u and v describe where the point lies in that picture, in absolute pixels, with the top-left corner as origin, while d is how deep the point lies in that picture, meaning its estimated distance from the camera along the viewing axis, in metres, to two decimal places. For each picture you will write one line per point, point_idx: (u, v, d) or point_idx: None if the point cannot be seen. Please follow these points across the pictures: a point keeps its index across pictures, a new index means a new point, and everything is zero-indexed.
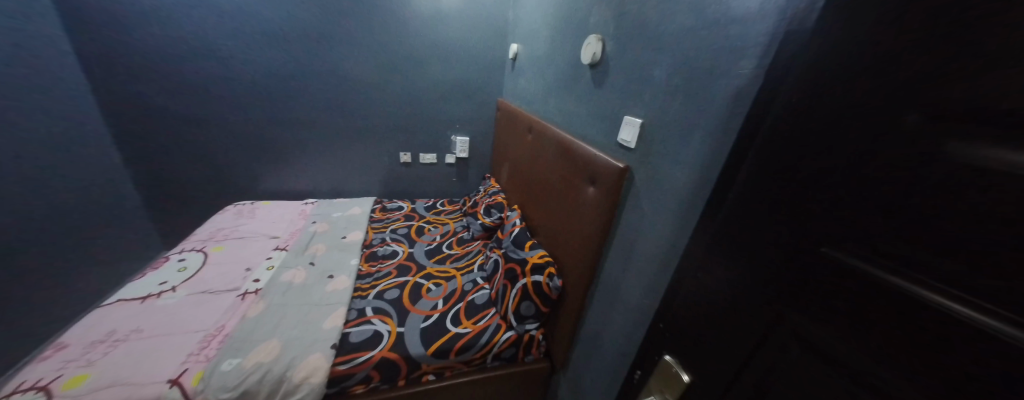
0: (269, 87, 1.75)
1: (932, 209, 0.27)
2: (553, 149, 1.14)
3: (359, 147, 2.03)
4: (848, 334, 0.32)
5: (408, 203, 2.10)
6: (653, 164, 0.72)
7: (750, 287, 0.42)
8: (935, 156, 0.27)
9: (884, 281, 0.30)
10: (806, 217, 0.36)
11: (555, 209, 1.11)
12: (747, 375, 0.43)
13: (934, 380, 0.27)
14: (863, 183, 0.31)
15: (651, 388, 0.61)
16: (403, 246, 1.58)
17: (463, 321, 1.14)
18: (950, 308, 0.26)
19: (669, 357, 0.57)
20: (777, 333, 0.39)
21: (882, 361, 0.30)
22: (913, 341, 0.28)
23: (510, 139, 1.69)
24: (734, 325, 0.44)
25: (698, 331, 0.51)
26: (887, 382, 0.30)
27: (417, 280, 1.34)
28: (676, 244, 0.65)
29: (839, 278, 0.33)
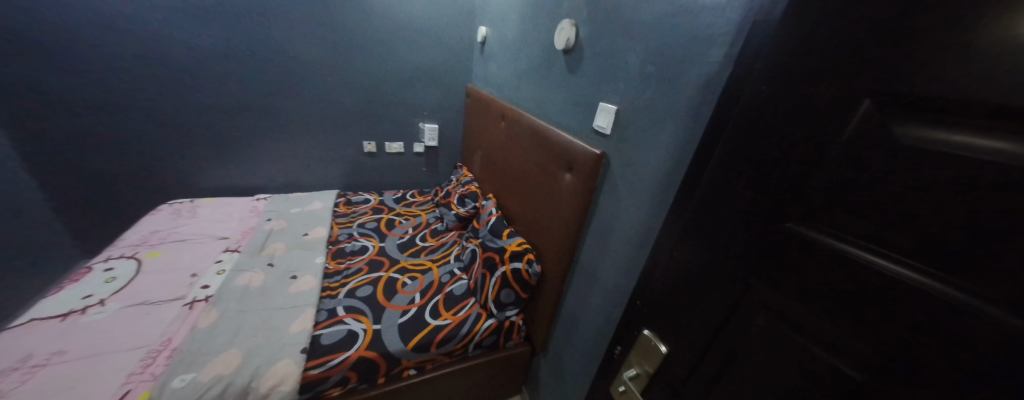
0: (205, 69, 1.53)
1: (886, 185, 0.30)
2: (527, 137, 1.14)
3: (317, 136, 1.87)
4: (810, 300, 0.36)
5: (375, 195, 1.98)
6: (628, 149, 0.74)
7: (722, 263, 0.46)
8: (886, 140, 0.30)
9: (846, 251, 0.33)
10: (774, 196, 0.39)
11: (531, 197, 1.12)
12: (718, 343, 0.47)
13: (884, 338, 0.31)
14: (826, 164, 0.34)
15: (630, 361, 0.64)
16: (373, 241, 1.51)
17: (442, 313, 1.12)
18: (899, 273, 0.30)
19: (647, 331, 0.61)
20: (746, 303, 0.43)
21: (843, 324, 0.33)
22: (867, 303, 0.32)
23: (481, 126, 1.66)
24: (709, 298, 0.48)
25: (674, 305, 0.55)
26: (845, 342, 0.33)
27: (390, 275, 1.29)
28: (649, 226, 0.68)
29: (803, 252, 0.37)
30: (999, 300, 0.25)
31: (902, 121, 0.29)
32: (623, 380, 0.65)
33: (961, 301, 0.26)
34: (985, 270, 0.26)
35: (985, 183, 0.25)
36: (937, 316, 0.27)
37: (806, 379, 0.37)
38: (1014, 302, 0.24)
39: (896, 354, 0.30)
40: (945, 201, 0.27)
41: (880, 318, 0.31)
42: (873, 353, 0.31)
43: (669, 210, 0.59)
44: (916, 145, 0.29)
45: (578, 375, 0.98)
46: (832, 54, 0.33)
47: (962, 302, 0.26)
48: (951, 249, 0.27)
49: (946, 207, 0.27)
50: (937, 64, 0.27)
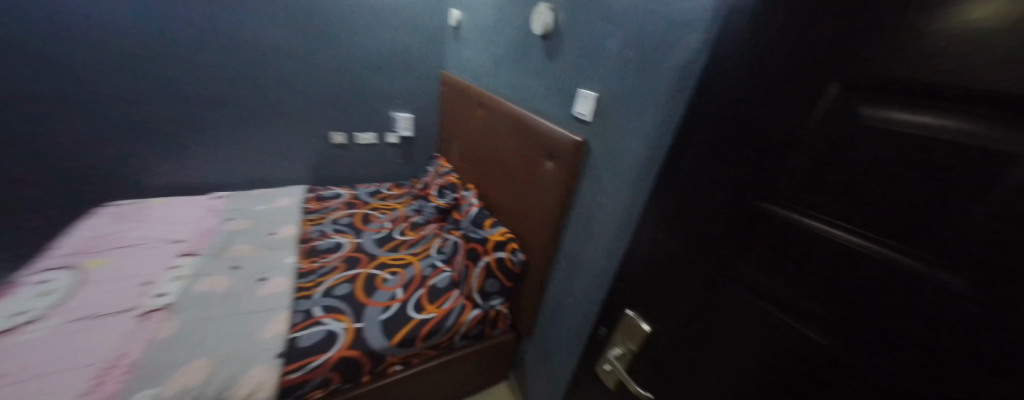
0: (149, 53, 1.39)
1: (853, 164, 0.32)
2: (506, 126, 1.13)
3: (280, 128, 1.74)
4: (780, 273, 0.38)
5: (348, 189, 1.89)
6: (609, 135, 0.75)
7: (702, 243, 0.48)
8: (852, 121, 0.32)
9: (815, 226, 0.35)
10: (750, 178, 0.41)
11: (512, 186, 1.11)
12: (697, 318, 0.49)
13: (843, 306, 0.32)
14: (797, 146, 0.36)
15: (615, 341, 0.67)
16: (349, 237, 1.44)
17: (426, 306, 1.11)
18: (859, 245, 0.31)
19: (631, 311, 0.63)
20: (723, 280, 0.45)
21: (808, 294, 0.35)
22: (832, 276, 0.33)
23: (458, 115, 1.62)
24: (689, 276, 0.50)
25: (656, 285, 0.57)
26: (809, 312, 0.35)
27: (369, 271, 1.25)
28: (631, 211, 0.70)
29: (775, 229, 0.39)
30: (946, 268, 0.26)
31: (869, 102, 0.31)
32: (608, 359, 0.68)
33: (913, 268, 0.28)
34: (934, 240, 0.27)
35: (935, 158, 0.27)
36: (889, 284, 0.29)
37: (775, 348, 0.39)
38: (959, 269, 0.25)
39: (854, 321, 0.32)
40: (904, 176, 0.29)
41: (841, 288, 0.33)
42: (833, 321, 0.33)
43: (650, 195, 0.61)
44: (880, 125, 0.30)
45: (564, 357, 1.00)
46: (807, 40, 0.35)
47: (914, 270, 0.28)
48: (907, 221, 0.28)
49: (904, 182, 0.28)
50: (899, 48, 0.28)
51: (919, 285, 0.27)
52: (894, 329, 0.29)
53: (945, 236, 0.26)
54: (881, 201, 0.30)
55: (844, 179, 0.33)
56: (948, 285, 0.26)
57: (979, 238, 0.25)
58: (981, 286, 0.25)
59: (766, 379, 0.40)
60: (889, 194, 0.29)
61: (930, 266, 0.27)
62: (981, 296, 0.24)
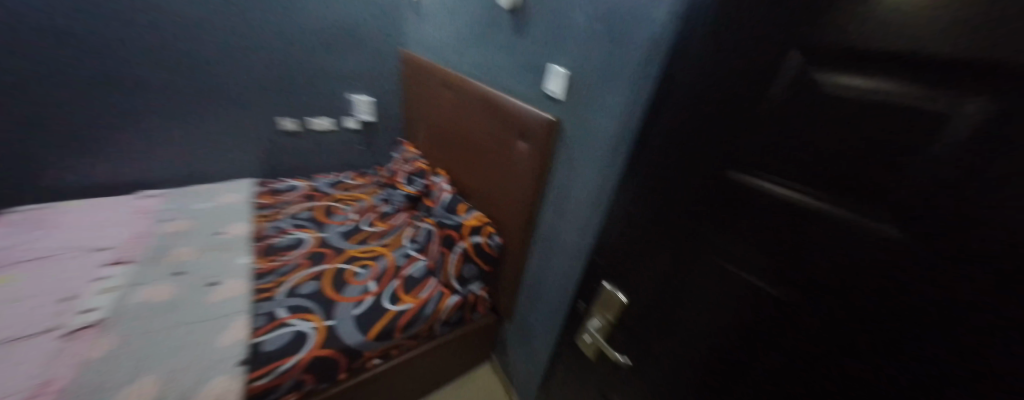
0: (34, 25, 1.15)
1: (809, 130, 0.34)
2: (475, 106, 1.08)
3: (217, 115, 1.54)
4: (747, 238, 0.41)
5: (305, 181, 1.74)
6: (580, 113, 0.75)
7: (674, 213, 0.50)
8: (810, 88, 0.34)
9: (777, 192, 0.38)
10: (717, 148, 0.43)
11: (485, 168, 1.09)
12: (670, 284, 0.52)
13: (801, 264, 0.35)
14: (760, 115, 0.38)
15: (594, 312, 0.69)
16: (310, 232, 1.34)
17: (402, 297, 1.08)
18: (816, 206, 0.34)
19: (608, 284, 0.65)
20: (694, 247, 0.48)
21: (772, 255, 0.38)
22: (793, 236, 0.36)
23: (423, 97, 1.53)
24: (662, 246, 0.53)
25: (632, 257, 0.59)
26: (773, 271, 0.38)
27: (337, 266, 1.17)
28: (604, 187, 0.71)
29: (743, 196, 0.41)
30: (891, 220, 0.29)
31: (823, 69, 0.33)
32: (588, 330, 0.70)
33: (864, 223, 0.31)
34: (881, 196, 0.30)
35: (883, 121, 0.29)
36: (843, 239, 0.32)
37: (743, 307, 0.42)
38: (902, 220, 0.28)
39: (810, 274, 0.35)
40: (855, 139, 0.31)
41: (801, 247, 0.35)
42: (794, 277, 0.36)
43: (623, 171, 0.62)
44: (833, 92, 0.32)
45: (544, 333, 1.03)
46: (769, 9, 0.36)
47: (865, 225, 0.31)
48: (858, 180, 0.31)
49: (857, 145, 0.31)
50: (851, 16, 0.30)
51: (869, 238, 0.30)
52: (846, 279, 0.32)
53: (889, 191, 0.29)
54: (836, 164, 0.32)
55: (802, 145, 0.35)
56: (891, 236, 0.29)
57: (917, 191, 0.27)
58: (919, 234, 0.27)
59: (736, 335, 0.43)
60: (843, 156, 0.32)
61: (878, 220, 0.30)
62: (920, 242, 0.27)
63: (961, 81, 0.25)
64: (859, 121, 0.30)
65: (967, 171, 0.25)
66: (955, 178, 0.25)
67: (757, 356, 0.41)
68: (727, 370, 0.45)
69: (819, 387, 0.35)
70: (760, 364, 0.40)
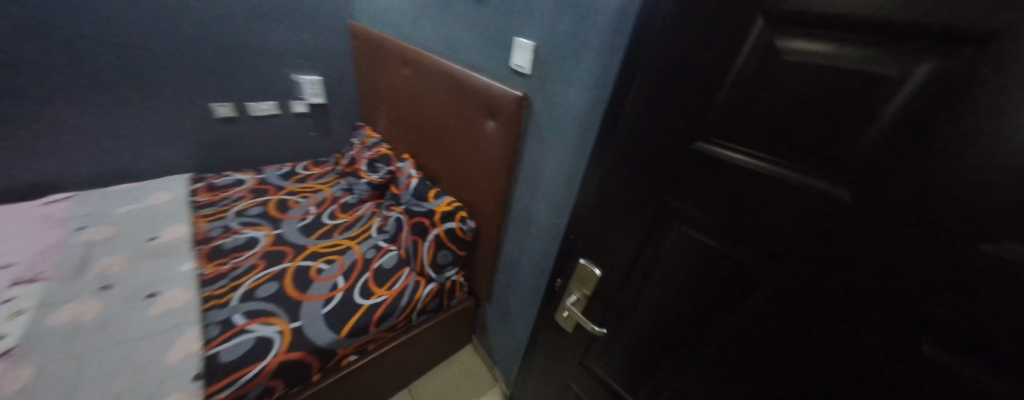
0: None
1: (773, 99, 0.35)
2: (439, 85, 1.02)
3: (130, 101, 1.31)
4: (718, 207, 0.42)
5: (251, 173, 1.57)
6: (550, 88, 0.72)
7: (645, 186, 0.50)
8: (776, 56, 0.34)
9: (744, 161, 0.39)
10: (686, 119, 0.43)
11: (453, 151, 1.04)
12: (644, 255, 0.54)
13: (770, 229, 0.37)
14: (730, 85, 0.38)
15: (571, 288, 0.69)
16: (264, 230, 1.23)
17: (375, 290, 1.03)
18: (779, 172, 0.36)
19: (584, 259, 0.65)
20: (667, 219, 0.49)
21: (742, 223, 0.40)
22: (758, 202, 0.38)
23: (380, 76, 1.41)
24: (635, 219, 0.53)
25: (605, 232, 0.60)
26: (740, 235, 0.41)
27: (299, 264, 1.09)
28: (577, 165, 0.70)
29: (712, 167, 0.42)
30: (848, 182, 0.31)
31: (789, 36, 0.33)
32: (565, 307, 0.71)
33: (822, 187, 0.33)
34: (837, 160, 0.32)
35: (843, 86, 0.30)
36: (802, 202, 0.34)
37: (716, 273, 0.44)
38: (856, 182, 0.31)
39: (773, 237, 0.37)
40: (816, 105, 0.32)
41: (766, 212, 0.38)
42: (760, 240, 0.39)
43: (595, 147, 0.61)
44: (797, 59, 0.33)
45: (523, 312, 1.05)
46: None
47: (823, 190, 0.33)
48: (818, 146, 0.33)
49: (819, 110, 0.32)
50: None
51: (825, 200, 0.33)
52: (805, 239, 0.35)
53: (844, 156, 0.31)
54: (799, 131, 0.34)
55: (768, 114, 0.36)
56: (845, 198, 0.31)
57: (868, 156, 0.30)
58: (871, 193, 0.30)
59: (707, 298, 0.46)
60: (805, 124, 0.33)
61: (835, 183, 0.32)
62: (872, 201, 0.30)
63: (917, 43, 0.26)
64: (821, 87, 0.31)
65: (915, 131, 0.27)
66: (906, 139, 0.27)
67: (727, 314, 0.44)
68: (699, 330, 0.48)
69: (780, 337, 0.39)
70: (728, 321, 0.44)
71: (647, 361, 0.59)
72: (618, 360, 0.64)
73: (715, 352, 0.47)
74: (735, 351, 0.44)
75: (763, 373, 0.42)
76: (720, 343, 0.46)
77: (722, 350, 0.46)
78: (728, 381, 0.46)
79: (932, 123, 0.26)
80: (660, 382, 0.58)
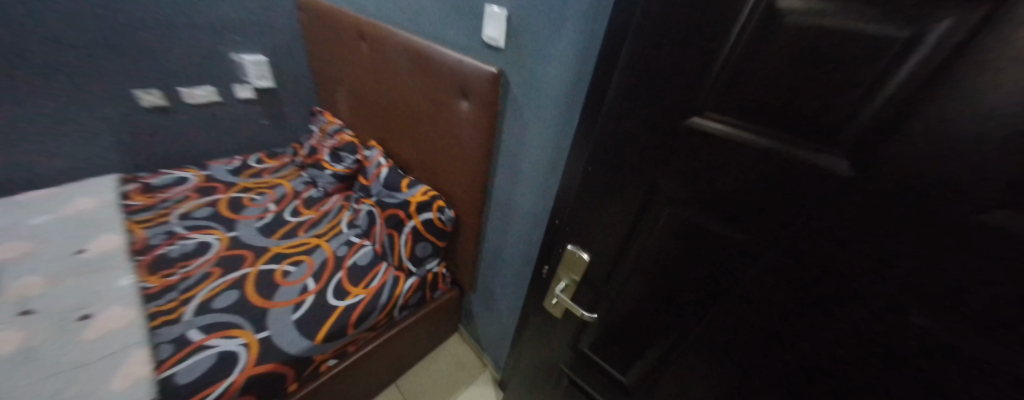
0: None
1: (774, 67, 0.32)
2: (404, 63, 0.92)
3: (20, 91, 1.08)
4: (713, 185, 0.40)
5: (195, 170, 1.39)
6: (527, 63, 0.66)
7: (635, 165, 0.47)
8: (775, 18, 0.30)
9: (738, 135, 0.36)
10: (678, 92, 0.39)
11: (425, 136, 0.96)
12: (635, 238, 0.52)
13: (768, 207, 0.36)
14: (726, 50, 0.34)
15: (559, 276, 0.66)
16: (217, 233, 1.10)
17: (351, 290, 0.96)
18: (776, 147, 0.34)
19: (572, 245, 0.62)
20: (659, 199, 0.46)
21: (739, 202, 0.38)
22: (752, 179, 0.36)
23: (336, 54, 1.26)
24: (625, 201, 0.50)
25: (593, 215, 0.57)
26: (732, 214, 0.39)
27: (262, 268, 0.99)
28: (561, 146, 0.66)
29: (707, 143, 0.39)
30: (848, 154, 0.29)
31: None
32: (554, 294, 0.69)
33: (821, 160, 0.31)
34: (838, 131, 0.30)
35: (853, 50, 0.27)
36: (798, 178, 0.33)
37: (710, 254, 0.43)
38: (858, 154, 0.29)
39: (766, 214, 0.36)
40: (821, 73, 0.29)
41: (759, 189, 0.36)
42: (753, 218, 0.37)
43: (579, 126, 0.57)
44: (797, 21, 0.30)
45: (510, 299, 1.03)
46: None
47: (822, 164, 0.31)
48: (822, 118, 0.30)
49: (824, 77, 0.29)
50: None
51: (824, 175, 0.31)
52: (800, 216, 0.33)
53: (846, 126, 0.29)
54: (799, 101, 0.31)
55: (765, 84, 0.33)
56: (843, 172, 0.30)
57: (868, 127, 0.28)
58: (872, 166, 0.28)
59: (697, 278, 0.45)
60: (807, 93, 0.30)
61: (836, 156, 0.30)
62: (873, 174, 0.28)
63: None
64: (829, 50, 0.28)
65: (928, 96, 0.25)
66: (917, 106, 0.25)
67: (716, 293, 0.44)
68: (688, 309, 0.48)
69: (770, 313, 0.39)
70: (717, 299, 0.44)
71: (636, 341, 0.59)
72: (609, 340, 0.64)
73: (704, 330, 0.47)
74: (724, 329, 0.44)
75: (751, 348, 0.42)
76: (709, 321, 0.46)
77: (711, 328, 0.46)
78: (717, 358, 0.47)
79: (951, 88, 0.23)
80: (650, 359, 0.58)
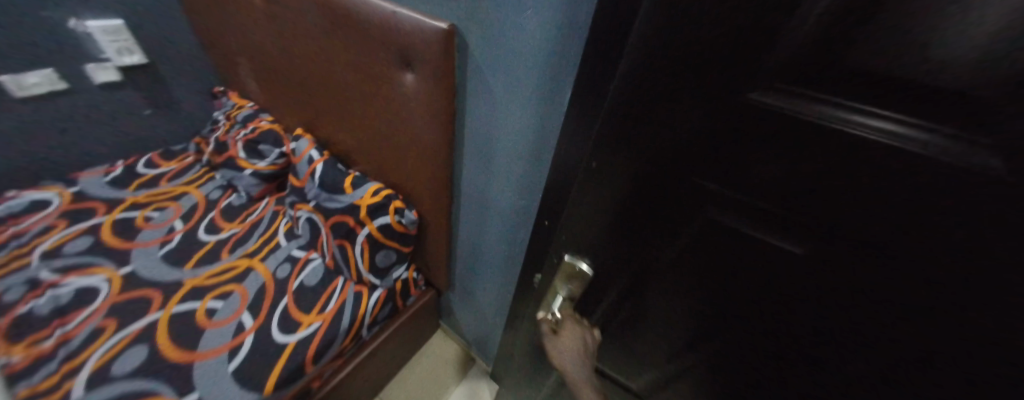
0: None
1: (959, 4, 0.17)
2: (320, 20, 0.65)
3: None
4: (767, 182, 0.29)
5: (59, 186, 1.02)
6: (487, 9, 0.44)
7: (659, 158, 0.32)
8: None
9: (733, 101, 0.27)
10: (747, 45, 0.23)
11: (365, 121, 0.74)
12: (653, 249, 0.40)
13: (840, 210, 0.26)
14: None
15: (557, 287, 0.50)
16: (104, 271, 0.83)
17: (301, 319, 0.79)
18: (785, 108, 0.25)
19: (571, 256, 0.46)
20: (689, 201, 0.34)
21: (801, 204, 0.28)
22: (755, 156, 0.28)
23: (223, 11, 0.91)
24: (643, 206, 0.36)
25: (598, 221, 0.40)
26: (729, 198, 0.32)
27: (175, 309, 0.78)
28: (545, 129, 0.49)
29: (770, 126, 0.26)
30: (899, 117, 0.21)
31: None
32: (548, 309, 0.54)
33: (854, 124, 0.23)
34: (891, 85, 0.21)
35: None
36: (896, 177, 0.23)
37: (752, 264, 0.34)
38: (915, 117, 0.21)
39: (831, 221, 0.27)
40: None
41: (764, 167, 0.28)
42: (755, 202, 0.31)
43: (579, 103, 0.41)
44: None
45: (495, 298, 0.92)
46: None
47: (858, 129, 0.23)
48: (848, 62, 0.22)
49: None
50: None
51: (865, 150, 0.23)
52: (812, 197, 0.27)
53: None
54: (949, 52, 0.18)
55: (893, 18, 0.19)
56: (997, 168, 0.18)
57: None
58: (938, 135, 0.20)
59: (689, 275, 0.39)
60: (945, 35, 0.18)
61: (887, 120, 0.22)
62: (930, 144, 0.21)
63: None
64: None
65: None
66: None
67: (710, 286, 0.38)
68: (679, 305, 0.43)
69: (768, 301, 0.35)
70: (706, 291, 0.39)
71: (637, 344, 0.53)
72: (617, 350, 0.57)
73: (696, 322, 0.43)
74: (718, 319, 0.40)
75: (746, 334, 0.39)
76: (703, 315, 0.41)
77: (705, 319, 0.42)
78: (712, 345, 0.43)
79: None
80: (666, 366, 0.52)
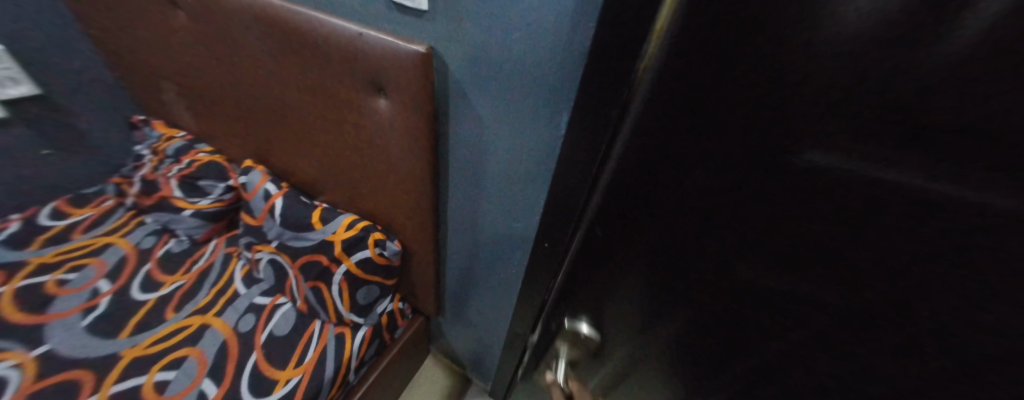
0: None
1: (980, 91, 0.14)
2: (269, 40, 0.56)
3: None
4: (788, 263, 0.23)
5: None
6: (469, 33, 0.41)
7: (667, 221, 0.28)
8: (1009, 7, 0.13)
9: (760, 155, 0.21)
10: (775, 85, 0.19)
11: (332, 150, 0.67)
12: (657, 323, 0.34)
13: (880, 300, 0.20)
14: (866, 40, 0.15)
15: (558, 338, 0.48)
16: (10, 357, 0.66)
17: (277, 375, 0.70)
18: (763, 150, 0.21)
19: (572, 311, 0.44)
20: (698, 278, 0.29)
21: (831, 293, 0.22)
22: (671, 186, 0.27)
23: (137, 29, 0.77)
24: (649, 273, 0.32)
25: (602, 284, 0.38)
26: (692, 241, 0.27)
27: (114, 389, 0.64)
28: (538, 153, 0.47)
29: (774, 180, 0.21)
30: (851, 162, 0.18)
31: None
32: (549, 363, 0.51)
33: (806, 164, 0.20)
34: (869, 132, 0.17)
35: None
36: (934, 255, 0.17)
37: (776, 358, 0.27)
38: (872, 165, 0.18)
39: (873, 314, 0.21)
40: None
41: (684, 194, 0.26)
42: (774, 287, 0.24)
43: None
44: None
45: (489, 319, 0.89)
46: None
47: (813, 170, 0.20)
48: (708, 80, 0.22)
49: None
50: None
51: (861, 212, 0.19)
52: (736, 226, 0.25)
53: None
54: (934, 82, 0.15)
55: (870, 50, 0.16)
56: None
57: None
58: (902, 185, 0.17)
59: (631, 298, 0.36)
60: (911, 75, 0.15)
61: (840, 162, 0.19)
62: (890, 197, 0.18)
63: None
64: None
65: None
66: None
67: (716, 367, 0.32)
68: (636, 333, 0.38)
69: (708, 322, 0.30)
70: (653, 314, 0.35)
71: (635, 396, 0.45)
72: None
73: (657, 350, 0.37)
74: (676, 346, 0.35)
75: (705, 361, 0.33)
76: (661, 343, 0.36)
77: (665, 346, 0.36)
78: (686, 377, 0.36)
79: None
80: None
